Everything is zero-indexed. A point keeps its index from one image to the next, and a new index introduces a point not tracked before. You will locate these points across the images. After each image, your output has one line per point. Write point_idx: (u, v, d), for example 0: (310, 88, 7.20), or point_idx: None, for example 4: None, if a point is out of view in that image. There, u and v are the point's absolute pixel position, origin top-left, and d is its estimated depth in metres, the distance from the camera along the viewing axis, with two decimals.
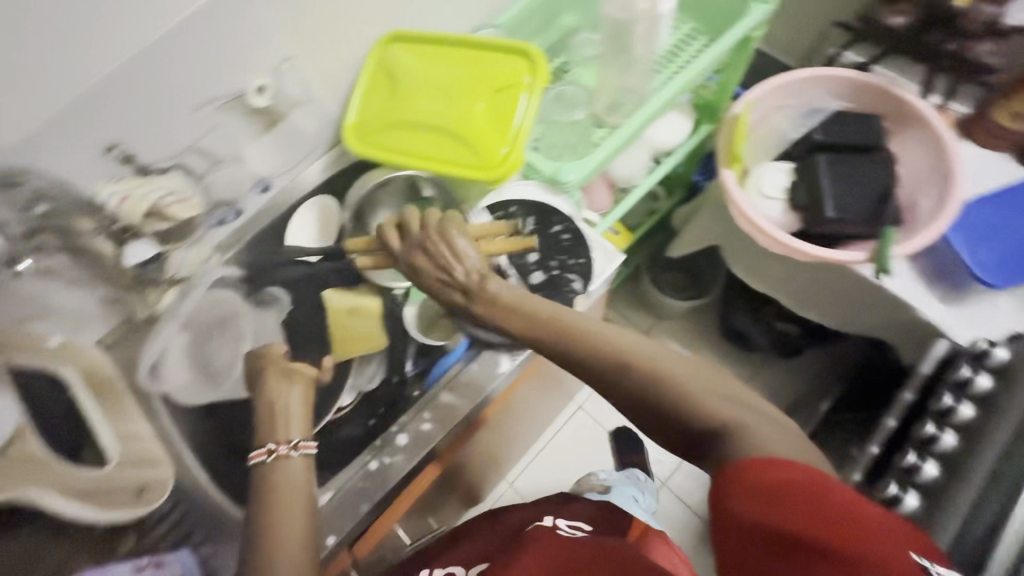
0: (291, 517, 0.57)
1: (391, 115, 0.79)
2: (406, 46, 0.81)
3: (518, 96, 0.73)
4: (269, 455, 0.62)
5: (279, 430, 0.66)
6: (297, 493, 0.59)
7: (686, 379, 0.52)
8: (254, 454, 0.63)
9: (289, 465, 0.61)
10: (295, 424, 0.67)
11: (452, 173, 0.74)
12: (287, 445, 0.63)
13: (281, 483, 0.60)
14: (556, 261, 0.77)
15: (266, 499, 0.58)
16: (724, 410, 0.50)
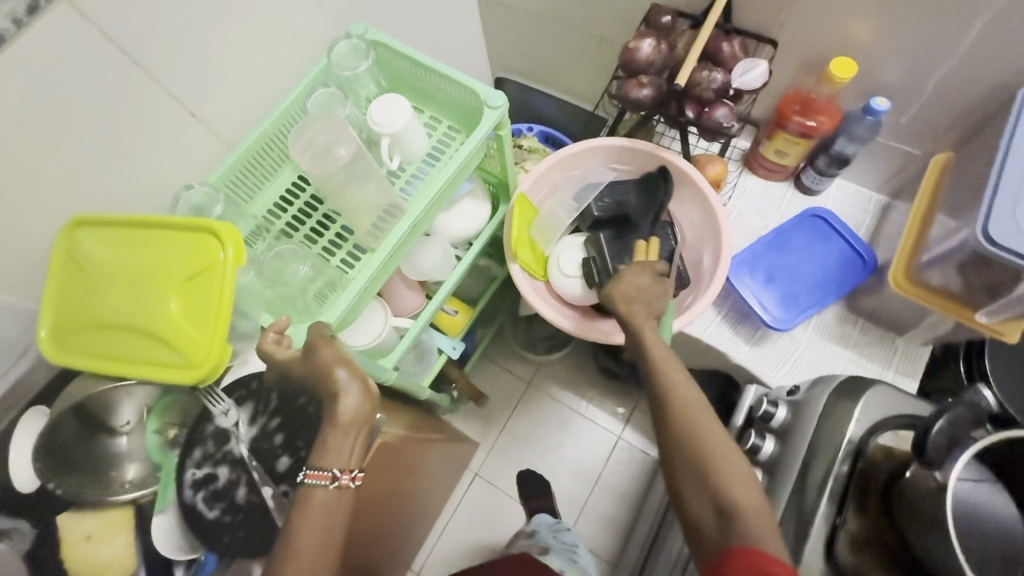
0: (322, 547, 0.62)
1: (81, 315, 0.69)
2: (89, 230, 0.71)
3: (215, 283, 0.66)
4: (332, 482, 0.64)
5: (336, 456, 0.66)
6: (326, 520, 0.63)
7: (718, 443, 0.70)
8: (310, 477, 0.64)
9: (338, 495, 0.65)
10: (343, 450, 0.67)
11: (158, 378, 0.66)
12: (348, 474, 0.66)
13: (317, 514, 0.63)
14: (304, 440, 0.72)
15: (297, 531, 0.62)
16: (731, 473, 0.68)
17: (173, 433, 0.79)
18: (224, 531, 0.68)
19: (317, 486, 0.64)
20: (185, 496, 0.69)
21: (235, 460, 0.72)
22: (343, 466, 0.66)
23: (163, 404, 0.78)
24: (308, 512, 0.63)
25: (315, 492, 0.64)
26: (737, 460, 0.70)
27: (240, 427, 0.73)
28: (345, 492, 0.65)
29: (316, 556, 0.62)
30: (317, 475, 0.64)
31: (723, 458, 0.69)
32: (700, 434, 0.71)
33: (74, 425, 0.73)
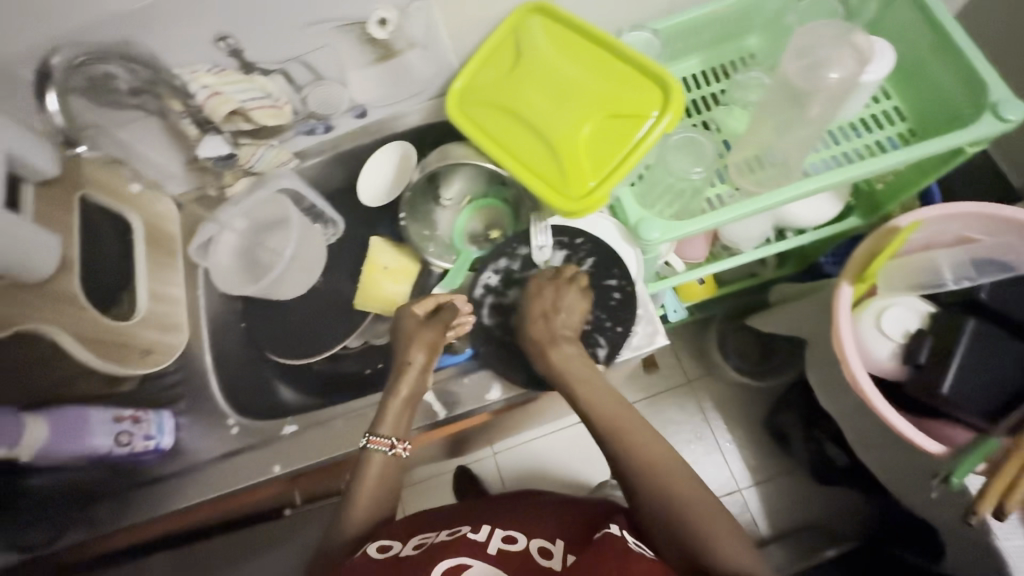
0: (381, 480, 0.64)
1: (498, 93, 0.72)
2: (545, 20, 0.72)
3: (633, 131, 0.63)
4: (389, 449, 0.65)
5: (394, 425, 0.66)
6: (376, 472, 0.64)
7: (704, 510, 0.55)
8: (370, 440, 0.65)
9: (389, 462, 0.65)
10: (404, 418, 0.67)
11: (528, 182, 0.67)
12: (404, 443, 0.66)
13: (373, 473, 0.64)
14: (593, 315, 0.70)
15: (357, 484, 0.64)
16: (713, 529, 0.54)
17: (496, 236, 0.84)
18: (493, 342, 0.71)
19: (376, 452, 0.64)
20: (479, 293, 0.74)
21: (529, 292, 0.73)
22: (399, 434, 0.66)
23: (480, 204, 0.85)
24: (365, 470, 0.64)
25: (374, 456, 0.64)
26: (730, 528, 0.54)
27: (546, 266, 0.73)
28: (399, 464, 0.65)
29: (373, 504, 0.64)
30: (377, 441, 0.65)
31: (695, 524, 0.54)
32: (675, 495, 0.56)
33: (417, 177, 0.81)
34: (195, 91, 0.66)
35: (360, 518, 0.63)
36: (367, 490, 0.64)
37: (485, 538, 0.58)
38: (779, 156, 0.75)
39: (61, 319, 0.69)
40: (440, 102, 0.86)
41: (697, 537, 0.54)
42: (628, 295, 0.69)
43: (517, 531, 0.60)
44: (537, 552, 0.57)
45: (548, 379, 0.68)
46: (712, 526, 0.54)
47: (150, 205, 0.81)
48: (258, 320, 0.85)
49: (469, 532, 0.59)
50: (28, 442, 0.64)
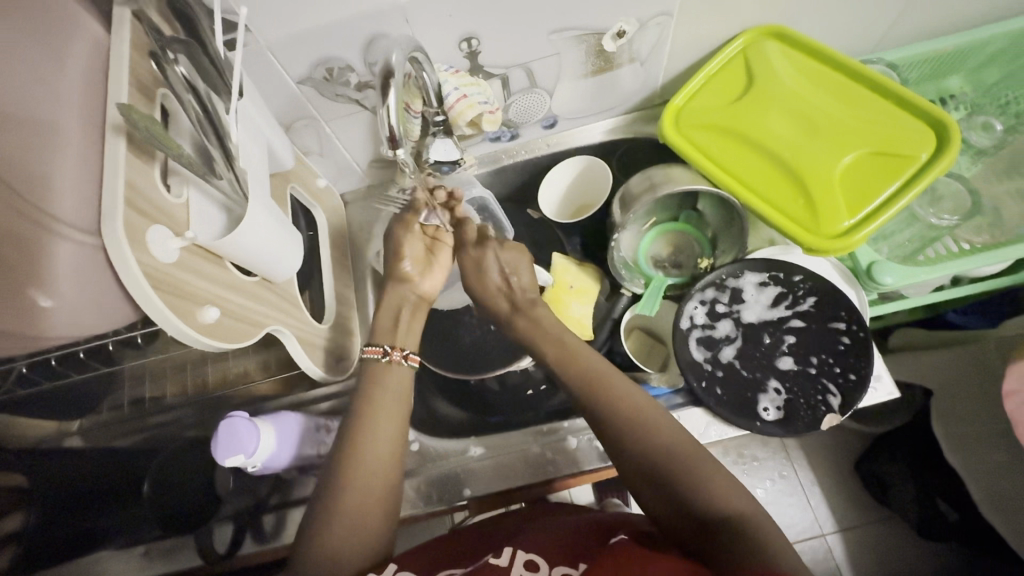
0: (376, 433, 0.56)
1: (727, 117, 0.68)
2: (783, 46, 0.69)
3: (900, 173, 0.60)
4: (382, 356, 0.62)
5: (391, 338, 0.65)
6: (393, 395, 0.59)
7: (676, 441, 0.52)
8: (366, 350, 0.63)
9: (395, 370, 0.62)
10: (411, 333, 0.67)
11: (770, 216, 0.63)
12: (401, 352, 0.63)
13: (386, 386, 0.60)
14: (818, 358, 0.66)
15: (368, 396, 0.58)
16: (701, 462, 0.50)
17: (705, 264, 0.79)
18: (707, 379, 0.66)
19: (367, 358, 0.62)
20: (687, 325, 0.70)
21: (742, 327, 0.69)
22: (396, 345, 0.64)
23: (664, 227, 0.82)
24: (373, 379, 0.60)
25: (366, 362, 0.62)
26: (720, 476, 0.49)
27: (760, 302, 0.70)
28: (401, 369, 0.62)
29: (382, 450, 0.55)
30: (373, 351, 0.63)
31: (643, 433, 0.52)
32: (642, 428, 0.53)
33: (615, 203, 0.76)
34: (446, 93, 0.63)
35: (353, 512, 0.51)
36: (364, 441, 0.55)
37: (507, 564, 0.49)
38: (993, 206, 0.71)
39: (297, 325, 0.60)
40: (630, 117, 0.83)
41: (670, 461, 0.50)
42: (859, 342, 0.65)
43: (539, 555, 0.50)
44: None
45: (772, 424, 0.64)
46: (670, 444, 0.51)
47: (328, 200, 0.78)
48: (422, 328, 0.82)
49: (491, 560, 0.50)
50: (258, 451, 0.55)
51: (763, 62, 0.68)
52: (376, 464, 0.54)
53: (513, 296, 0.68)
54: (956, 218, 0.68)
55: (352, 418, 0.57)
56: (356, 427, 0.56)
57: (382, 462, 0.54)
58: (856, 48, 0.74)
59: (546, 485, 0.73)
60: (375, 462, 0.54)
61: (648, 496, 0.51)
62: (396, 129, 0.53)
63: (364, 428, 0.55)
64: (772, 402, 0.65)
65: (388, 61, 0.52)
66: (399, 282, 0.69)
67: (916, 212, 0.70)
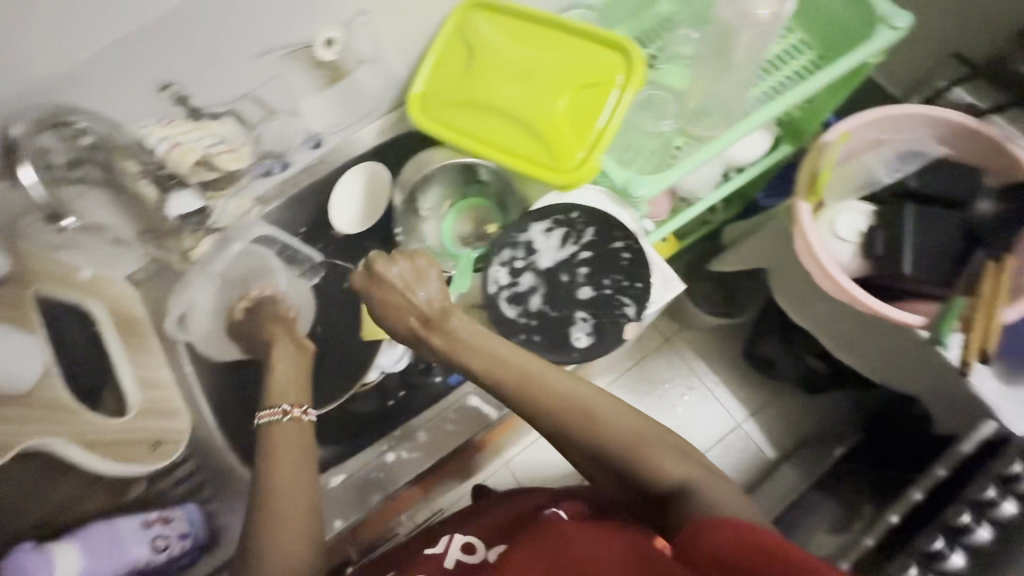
0: (292, 486, 0.52)
1: (462, 92, 0.72)
2: (490, 15, 0.73)
3: (610, 101, 0.66)
4: (283, 415, 0.60)
5: (283, 397, 0.64)
6: (295, 451, 0.56)
7: (655, 438, 0.52)
8: (262, 414, 0.60)
9: (294, 425, 0.59)
10: (295, 386, 0.67)
11: (521, 169, 0.68)
12: (300, 407, 0.61)
13: (282, 443, 0.57)
14: (610, 278, 0.72)
15: (271, 459, 0.55)
16: (649, 438, 0.51)
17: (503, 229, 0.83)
18: (523, 331, 0.71)
19: (270, 422, 0.59)
20: (494, 287, 0.74)
21: (543, 273, 0.74)
22: (295, 402, 0.62)
23: (461, 206, 0.84)
24: (275, 439, 0.57)
25: (269, 427, 0.59)
26: (665, 448, 0.51)
27: (551, 247, 0.75)
28: (301, 424, 0.60)
29: (293, 492, 0.52)
30: (271, 414, 0.60)
31: (600, 425, 0.52)
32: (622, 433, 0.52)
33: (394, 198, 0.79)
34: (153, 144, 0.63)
35: (274, 559, 0.48)
36: (280, 490, 0.52)
37: (442, 551, 0.53)
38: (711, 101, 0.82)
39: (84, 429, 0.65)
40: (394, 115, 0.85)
41: (630, 443, 0.51)
42: (639, 254, 0.72)
43: (477, 540, 0.54)
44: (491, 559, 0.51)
45: (586, 349, 0.69)
46: (621, 427, 0.52)
47: (105, 289, 0.73)
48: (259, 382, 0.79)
49: (428, 551, 0.54)
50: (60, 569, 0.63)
51: (476, 35, 0.73)
52: (291, 507, 0.51)
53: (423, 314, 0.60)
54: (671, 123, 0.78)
55: (261, 475, 0.53)
56: (270, 475, 0.53)
57: (298, 501, 0.52)
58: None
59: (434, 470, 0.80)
60: (290, 508, 0.51)
61: (599, 474, 0.53)
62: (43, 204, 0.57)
63: (276, 473, 0.53)
64: (582, 330, 0.70)
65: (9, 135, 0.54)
66: (274, 348, 0.71)
67: (641, 125, 0.78)
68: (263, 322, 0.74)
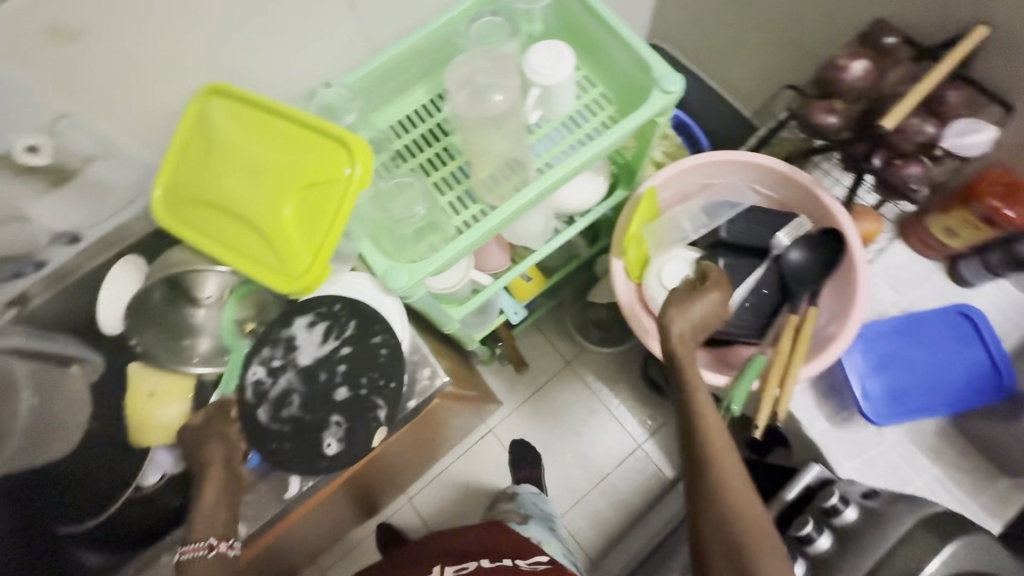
0: None
1: (198, 187, 0.68)
2: (225, 100, 0.68)
3: (333, 198, 0.62)
4: (208, 551, 0.65)
5: (207, 527, 0.66)
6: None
7: (759, 520, 0.65)
8: (185, 551, 0.65)
9: (218, 562, 0.65)
10: (220, 517, 0.67)
11: (254, 275, 0.65)
12: (225, 541, 0.66)
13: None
14: (366, 378, 0.70)
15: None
16: (754, 542, 0.63)
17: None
18: (274, 439, 0.69)
19: (194, 560, 0.64)
20: (249, 390, 0.71)
21: (301, 374, 0.71)
22: (220, 533, 0.67)
23: (242, 292, 0.79)
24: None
25: (193, 564, 0.64)
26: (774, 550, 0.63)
27: (312, 343, 0.72)
28: (225, 559, 0.65)
29: None
30: (195, 548, 0.65)
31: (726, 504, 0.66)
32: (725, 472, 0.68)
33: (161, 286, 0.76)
34: None
35: None
36: None
37: None
38: (488, 171, 0.79)
39: None
40: None
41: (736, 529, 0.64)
42: (397, 350, 0.71)
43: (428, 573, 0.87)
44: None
45: (335, 456, 0.68)
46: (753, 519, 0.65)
47: None
48: (31, 498, 0.76)
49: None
50: None
51: (207, 124, 0.68)
52: None
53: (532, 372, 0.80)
54: (426, 209, 0.75)
55: None
56: None
57: None
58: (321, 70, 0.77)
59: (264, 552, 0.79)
60: None
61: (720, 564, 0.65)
62: None
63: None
64: (333, 436, 0.69)
65: None
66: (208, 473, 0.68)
67: (393, 214, 0.74)
68: (206, 438, 0.69)
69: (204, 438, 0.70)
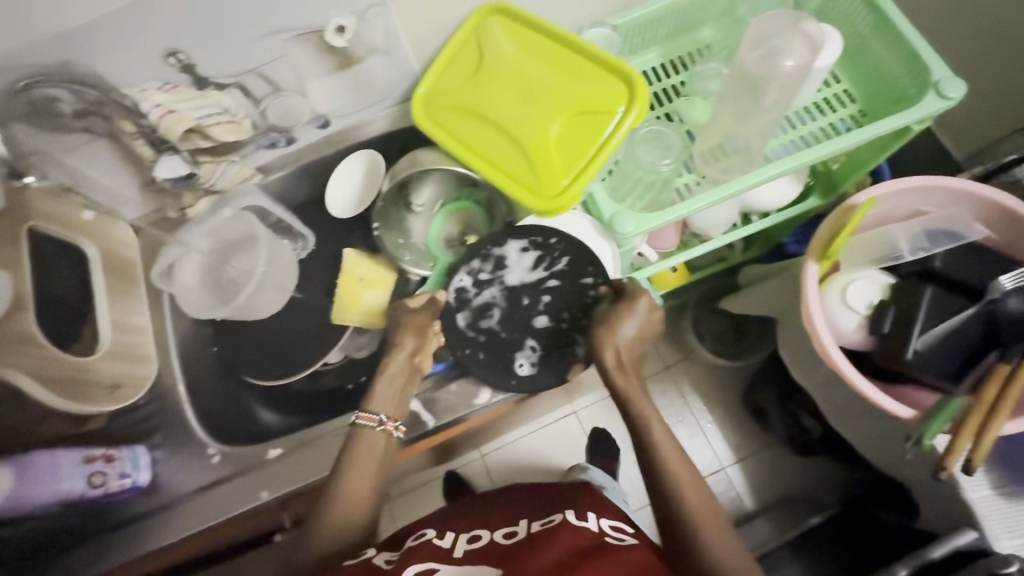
0: (365, 490, 0.63)
1: (464, 96, 0.72)
2: (507, 21, 0.71)
3: (603, 130, 0.64)
4: (377, 425, 0.67)
5: (383, 407, 0.69)
6: (372, 464, 0.65)
7: None
8: (359, 418, 0.68)
9: (383, 437, 0.67)
10: (397, 400, 0.71)
11: (504, 187, 0.67)
12: (392, 423, 0.68)
13: (368, 454, 0.66)
14: (568, 314, 0.73)
15: (347, 467, 0.64)
16: None
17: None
18: (470, 346, 0.72)
19: (365, 428, 0.67)
20: (454, 295, 0.74)
21: (505, 292, 0.74)
22: (390, 415, 0.69)
23: (451, 209, 0.85)
24: (356, 453, 0.65)
25: (363, 431, 0.67)
26: None
27: (520, 267, 0.74)
28: (389, 439, 0.67)
29: (364, 487, 0.64)
30: (367, 418, 0.68)
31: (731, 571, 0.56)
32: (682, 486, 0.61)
33: (390, 187, 0.81)
34: (150, 111, 0.64)
35: (341, 522, 0.62)
36: (349, 488, 0.63)
37: (450, 544, 0.60)
38: (722, 144, 0.78)
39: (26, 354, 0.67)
40: (404, 108, 0.85)
41: None
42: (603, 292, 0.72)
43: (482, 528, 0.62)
44: (502, 537, 0.61)
45: (526, 377, 0.71)
46: None
47: (104, 234, 0.77)
48: (234, 343, 0.84)
49: (435, 540, 0.60)
50: None
51: (487, 39, 0.71)
52: (351, 500, 0.63)
53: (625, 357, 0.67)
54: (673, 163, 0.74)
55: (336, 474, 0.64)
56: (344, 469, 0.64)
57: (357, 497, 0.63)
58: (586, 14, 0.78)
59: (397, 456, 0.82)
60: (353, 499, 0.63)
61: None
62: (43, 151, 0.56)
63: (354, 462, 0.64)
64: (527, 359, 0.72)
65: None
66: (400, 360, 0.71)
67: (640, 158, 0.74)
68: (403, 329, 0.72)
69: (405, 325, 0.72)
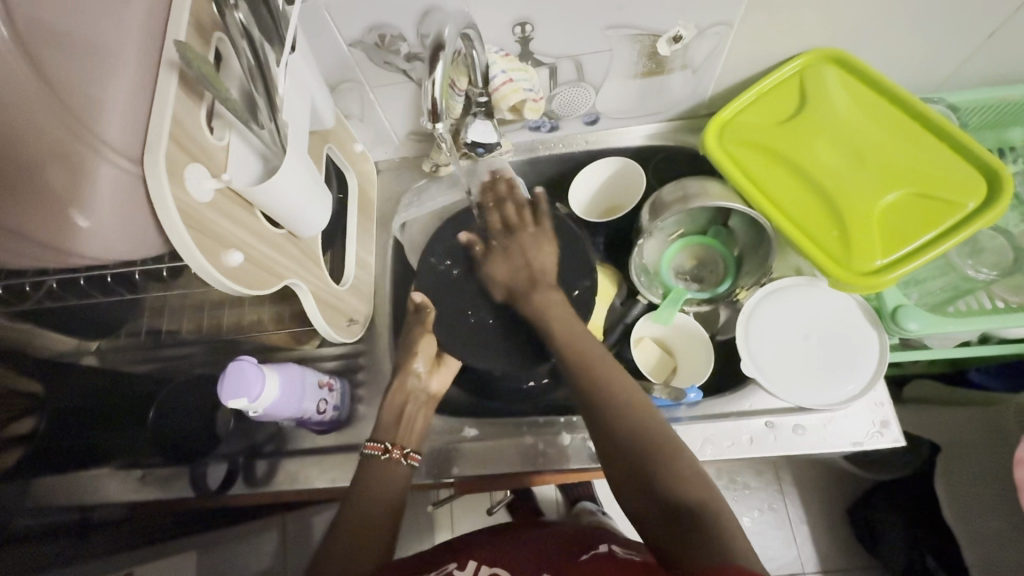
0: (376, 511, 0.56)
1: (773, 137, 0.67)
2: (842, 73, 0.67)
3: (941, 219, 0.60)
4: (382, 453, 0.60)
5: (390, 432, 0.63)
6: (391, 494, 0.58)
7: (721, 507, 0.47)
8: (366, 444, 0.61)
9: (392, 469, 0.60)
10: (416, 430, 0.65)
11: (803, 246, 0.63)
12: (401, 450, 0.61)
13: (382, 484, 0.59)
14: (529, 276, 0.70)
15: (360, 493, 0.57)
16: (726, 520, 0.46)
17: (740, 295, 0.74)
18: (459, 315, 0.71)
19: (371, 454, 0.60)
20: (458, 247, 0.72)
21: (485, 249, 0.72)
22: (398, 441, 0.62)
23: (690, 240, 0.80)
24: (369, 478, 0.59)
25: (370, 463, 0.60)
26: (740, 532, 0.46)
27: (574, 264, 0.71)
28: (397, 467, 0.60)
29: (381, 505, 0.57)
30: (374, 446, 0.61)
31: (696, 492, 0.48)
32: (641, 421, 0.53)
33: (645, 208, 0.74)
34: (493, 75, 0.62)
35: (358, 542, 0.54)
36: (365, 507, 0.56)
37: None
38: None
39: (314, 283, 0.60)
40: (673, 125, 0.81)
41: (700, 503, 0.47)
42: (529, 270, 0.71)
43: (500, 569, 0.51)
44: None
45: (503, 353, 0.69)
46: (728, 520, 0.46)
47: (362, 165, 0.78)
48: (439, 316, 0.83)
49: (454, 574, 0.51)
50: (262, 397, 0.55)
51: (818, 86, 0.67)
52: (371, 519, 0.55)
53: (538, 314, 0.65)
54: (995, 274, 0.67)
55: (346, 502, 0.57)
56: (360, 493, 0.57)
57: (381, 513, 0.56)
58: (917, 85, 0.71)
59: (541, 476, 0.73)
60: (376, 516, 0.56)
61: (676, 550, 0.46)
62: (437, 103, 0.54)
63: (372, 476, 0.59)
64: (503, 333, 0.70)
65: (441, 34, 0.52)
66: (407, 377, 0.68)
67: (952, 260, 0.69)
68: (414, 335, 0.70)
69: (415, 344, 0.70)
